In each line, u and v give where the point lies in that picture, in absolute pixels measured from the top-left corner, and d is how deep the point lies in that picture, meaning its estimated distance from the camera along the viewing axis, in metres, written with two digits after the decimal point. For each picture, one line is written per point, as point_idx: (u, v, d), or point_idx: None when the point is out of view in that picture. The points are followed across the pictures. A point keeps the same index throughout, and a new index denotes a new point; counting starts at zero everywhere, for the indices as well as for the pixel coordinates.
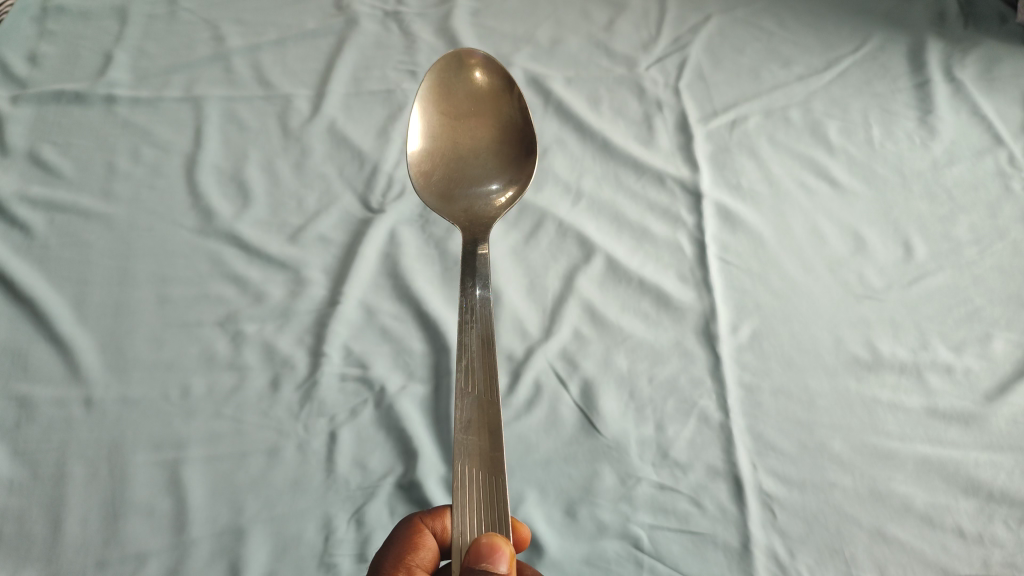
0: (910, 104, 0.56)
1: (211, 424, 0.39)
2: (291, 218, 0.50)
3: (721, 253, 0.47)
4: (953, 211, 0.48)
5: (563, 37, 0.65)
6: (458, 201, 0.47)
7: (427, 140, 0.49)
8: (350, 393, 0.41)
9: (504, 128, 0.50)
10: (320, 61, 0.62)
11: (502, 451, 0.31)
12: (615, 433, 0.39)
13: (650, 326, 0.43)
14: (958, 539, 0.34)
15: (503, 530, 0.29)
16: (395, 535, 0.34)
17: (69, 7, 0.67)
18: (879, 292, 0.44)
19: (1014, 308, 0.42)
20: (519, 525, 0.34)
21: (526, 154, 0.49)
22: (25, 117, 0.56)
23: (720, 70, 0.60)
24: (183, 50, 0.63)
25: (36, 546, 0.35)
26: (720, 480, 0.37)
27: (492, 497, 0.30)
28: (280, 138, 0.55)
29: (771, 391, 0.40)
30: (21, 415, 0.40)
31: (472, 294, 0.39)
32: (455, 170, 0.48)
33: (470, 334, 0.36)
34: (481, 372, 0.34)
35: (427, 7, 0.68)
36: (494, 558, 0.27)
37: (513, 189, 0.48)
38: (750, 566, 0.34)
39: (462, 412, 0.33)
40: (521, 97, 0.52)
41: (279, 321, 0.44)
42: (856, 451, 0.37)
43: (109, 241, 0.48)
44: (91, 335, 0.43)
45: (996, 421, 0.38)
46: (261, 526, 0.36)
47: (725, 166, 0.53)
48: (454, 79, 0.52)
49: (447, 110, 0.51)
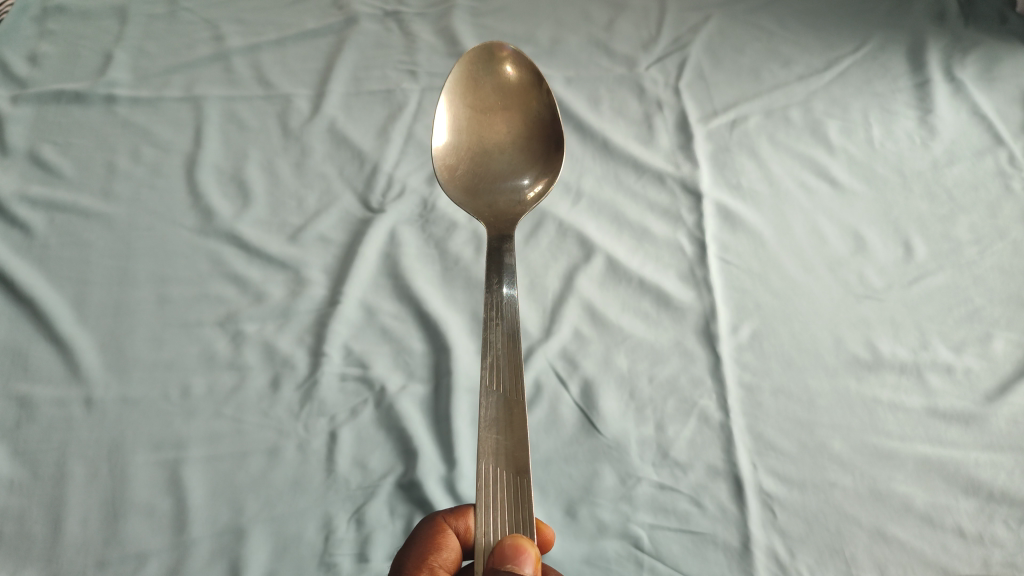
0: (909, 104, 0.56)
1: (211, 424, 0.39)
2: (291, 218, 0.50)
3: (721, 253, 0.47)
4: (954, 210, 0.48)
5: (563, 36, 0.65)
6: (483, 196, 0.47)
7: (454, 134, 0.49)
8: (350, 393, 0.41)
9: (532, 124, 0.50)
10: (319, 62, 0.62)
11: (527, 450, 0.31)
12: (615, 433, 0.39)
13: (650, 326, 0.43)
14: (958, 539, 0.34)
15: (528, 531, 0.29)
16: (416, 535, 0.34)
17: (69, 7, 0.67)
18: (879, 292, 0.44)
19: (1014, 307, 0.42)
20: (543, 526, 0.34)
21: (555, 150, 0.49)
22: (24, 117, 0.56)
23: (720, 70, 0.60)
24: (183, 49, 0.63)
25: (35, 547, 0.35)
26: (720, 480, 0.37)
27: (517, 498, 0.30)
28: (279, 137, 0.56)
29: (771, 391, 0.40)
30: (20, 415, 0.39)
31: (498, 291, 0.39)
32: (481, 164, 0.48)
33: (495, 330, 0.36)
34: (507, 369, 0.34)
35: (427, 7, 0.68)
36: (519, 560, 0.27)
37: (542, 184, 0.48)
38: (750, 566, 0.34)
39: (486, 410, 0.32)
40: (551, 92, 0.51)
41: (279, 321, 0.44)
42: (856, 452, 0.37)
43: (110, 242, 0.48)
44: (92, 335, 0.43)
45: (996, 421, 0.38)
46: (261, 525, 0.36)
47: (726, 166, 0.53)
48: (482, 71, 0.51)
49: (475, 104, 0.50)
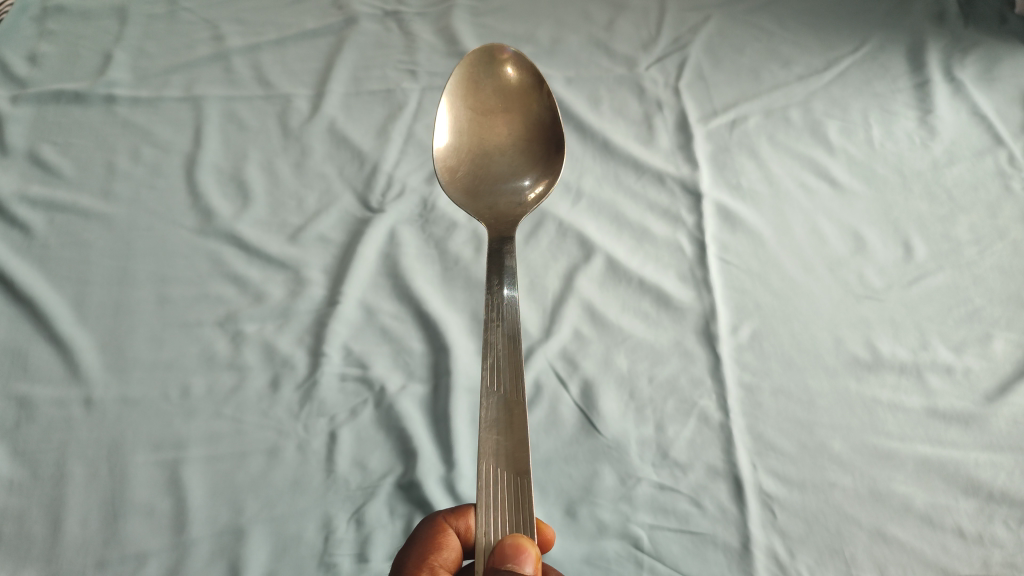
0: (909, 104, 0.56)
1: (211, 424, 0.39)
2: (291, 218, 0.50)
3: (721, 253, 0.47)
4: (954, 210, 0.48)
5: (563, 36, 0.65)
6: (484, 198, 0.47)
7: (454, 136, 0.49)
8: (350, 393, 0.41)
9: (532, 126, 0.50)
10: (319, 62, 0.62)
11: (527, 450, 0.31)
12: (615, 433, 0.39)
13: (650, 326, 0.43)
14: (958, 539, 0.34)
15: (528, 531, 0.29)
16: (417, 535, 0.34)
17: (69, 7, 0.67)
18: (879, 292, 0.44)
19: (1014, 307, 0.42)
20: (543, 526, 0.34)
21: (555, 152, 0.49)
22: (24, 117, 0.56)
23: (720, 70, 0.60)
24: (183, 49, 0.63)
25: (35, 547, 0.35)
26: (720, 480, 0.37)
27: (517, 497, 0.30)
28: (279, 137, 0.56)
29: (771, 391, 0.40)
30: (20, 415, 0.39)
31: (499, 291, 0.39)
32: (481, 166, 0.48)
33: (496, 332, 0.36)
34: (507, 370, 0.34)
35: (427, 7, 0.68)
36: (520, 559, 0.27)
37: (543, 185, 0.48)
38: (750, 567, 0.34)
39: (487, 411, 0.33)
40: (551, 94, 0.51)
41: (279, 321, 0.44)
42: (856, 452, 0.37)
43: (109, 242, 0.48)
44: (91, 335, 0.43)
45: (996, 422, 0.38)
46: (261, 525, 0.36)
47: (726, 166, 0.53)
48: (483, 74, 0.51)
49: (475, 106, 0.50)
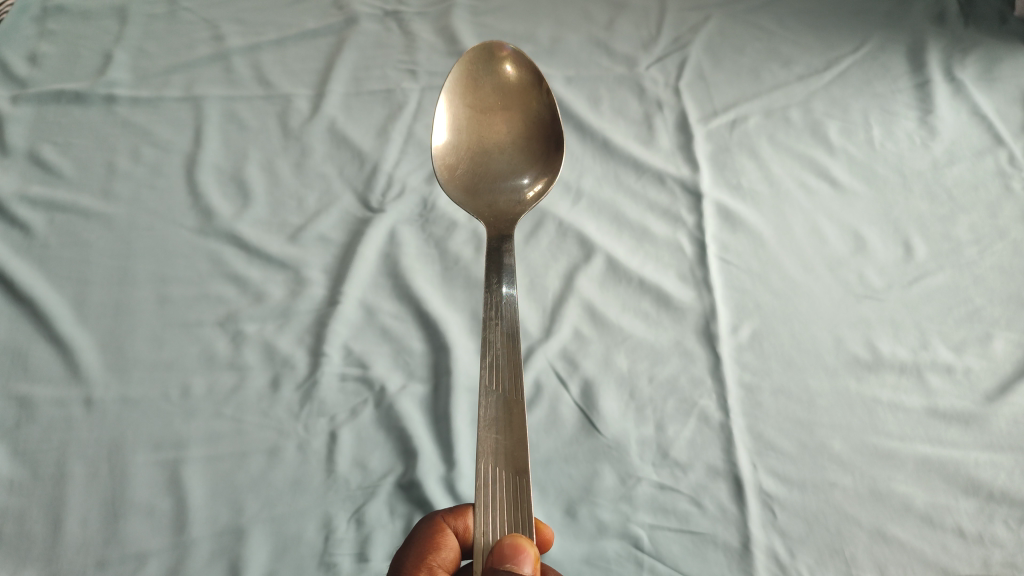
0: (909, 103, 0.56)
1: (211, 424, 0.39)
2: (291, 218, 0.50)
3: (721, 253, 0.47)
4: (954, 210, 0.48)
5: (563, 36, 0.65)
6: (483, 195, 0.47)
7: (453, 134, 0.49)
8: (350, 393, 0.41)
9: (532, 124, 0.50)
10: (319, 62, 0.62)
11: (526, 449, 0.31)
12: (615, 433, 0.39)
13: (650, 326, 0.43)
14: (958, 539, 0.34)
15: (527, 530, 0.29)
16: (416, 535, 0.34)
17: (69, 7, 0.67)
18: (879, 292, 0.44)
19: (1014, 307, 0.42)
20: (542, 526, 0.34)
21: (554, 150, 0.49)
22: (24, 117, 0.56)
23: (720, 70, 0.60)
24: (182, 49, 0.63)
25: (34, 547, 0.35)
26: (720, 480, 0.37)
27: (516, 497, 0.30)
28: (279, 137, 0.56)
29: (771, 391, 0.40)
30: (20, 415, 0.39)
31: (498, 291, 0.39)
32: (481, 164, 0.48)
33: (495, 331, 0.36)
34: (506, 369, 0.34)
35: (427, 6, 0.68)
36: (518, 559, 0.27)
37: (542, 183, 0.48)
38: (750, 566, 0.34)
39: (486, 411, 0.33)
40: (551, 92, 0.51)
41: (279, 321, 0.44)
42: (856, 452, 0.37)
43: (110, 242, 0.48)
44: (91, 335, 0.43)
45: (996, 421, 0.38)
46: (261, 525, 0.36)
47: (726, 166, 0.53)
48: (482, 71, 0.51)
49: (475, 103, 0.50)
